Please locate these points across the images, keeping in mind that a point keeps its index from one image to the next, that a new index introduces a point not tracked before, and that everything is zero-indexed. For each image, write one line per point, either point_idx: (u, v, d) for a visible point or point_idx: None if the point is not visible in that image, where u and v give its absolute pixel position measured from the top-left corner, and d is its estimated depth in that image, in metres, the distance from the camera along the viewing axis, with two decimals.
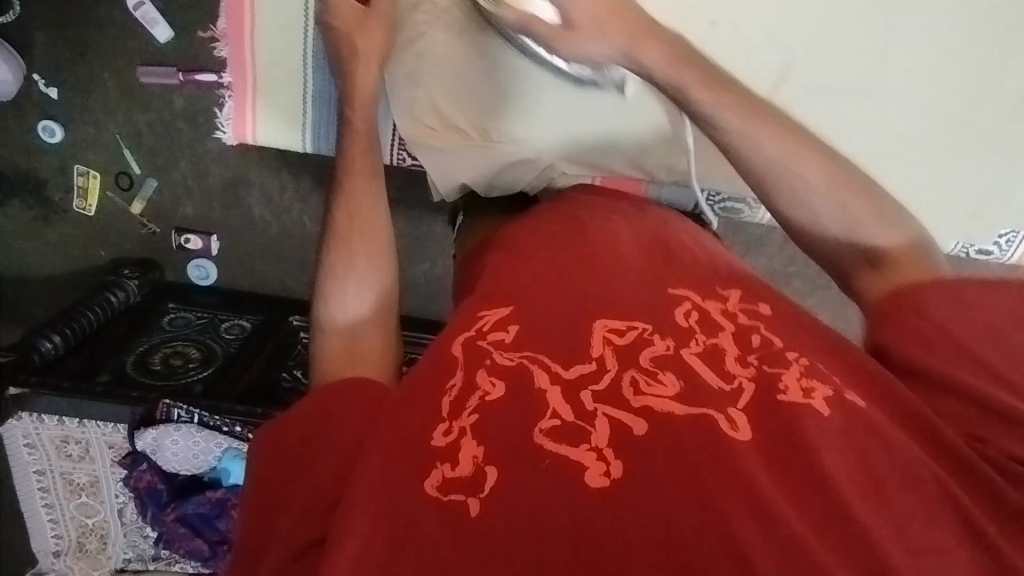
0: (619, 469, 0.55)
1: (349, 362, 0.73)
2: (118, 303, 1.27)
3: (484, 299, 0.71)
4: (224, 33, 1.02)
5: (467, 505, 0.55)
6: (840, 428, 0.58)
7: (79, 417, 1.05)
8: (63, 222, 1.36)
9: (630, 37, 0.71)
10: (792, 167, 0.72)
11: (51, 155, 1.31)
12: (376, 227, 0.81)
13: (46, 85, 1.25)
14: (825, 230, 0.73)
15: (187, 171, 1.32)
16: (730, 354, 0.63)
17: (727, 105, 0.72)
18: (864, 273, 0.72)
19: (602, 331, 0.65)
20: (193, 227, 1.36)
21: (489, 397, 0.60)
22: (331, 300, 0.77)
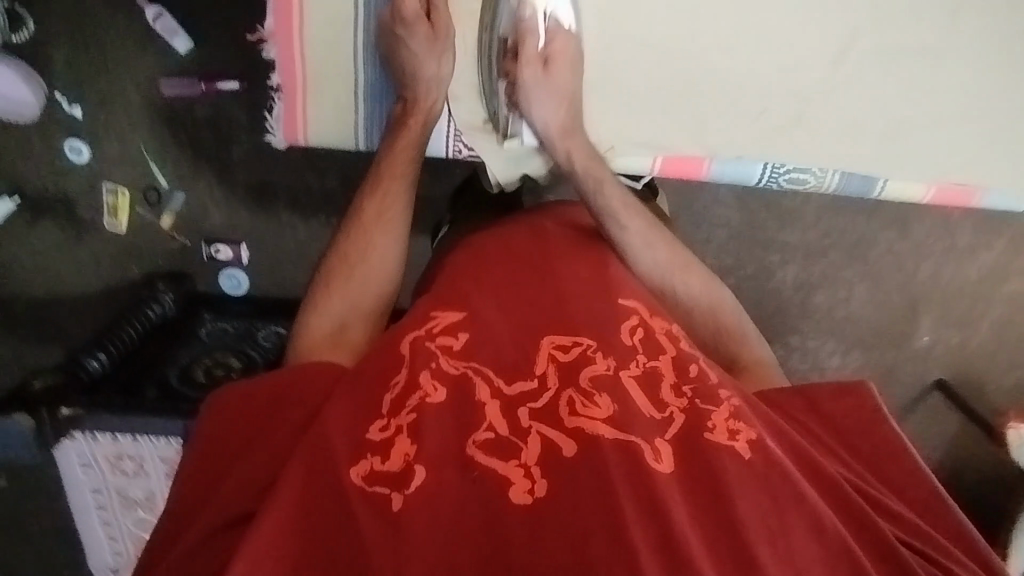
0: (542, 488, 0.58)
1: (326, 345, 0.79)
2: (156, 318, 1.28)
3: (439, 300, 0.76)
4: (271, 33, 1.01)
5: (390, 499, 0.59)
6: (751, 470, 0.60)
7: (132, 432, 1.05)
8: (92, 240, 1.36)
9: (563, 127, 0.93)
10: (669, 275, 0.88)
11: (79, 173, 1.30)
12: (390, 226, 0.88)
13: (69, 103, 1.24)
14: (692, 328, 0.88)
15: (213, 180, 1.31)
16: (667, 381, 0.68)
17: (632, 213, 0.89)
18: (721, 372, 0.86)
19: (548, 347, 0.69)
20: (223, 237, 1.36)
21: (429, 399, 0.65)
22: (334, 285, 0.84)
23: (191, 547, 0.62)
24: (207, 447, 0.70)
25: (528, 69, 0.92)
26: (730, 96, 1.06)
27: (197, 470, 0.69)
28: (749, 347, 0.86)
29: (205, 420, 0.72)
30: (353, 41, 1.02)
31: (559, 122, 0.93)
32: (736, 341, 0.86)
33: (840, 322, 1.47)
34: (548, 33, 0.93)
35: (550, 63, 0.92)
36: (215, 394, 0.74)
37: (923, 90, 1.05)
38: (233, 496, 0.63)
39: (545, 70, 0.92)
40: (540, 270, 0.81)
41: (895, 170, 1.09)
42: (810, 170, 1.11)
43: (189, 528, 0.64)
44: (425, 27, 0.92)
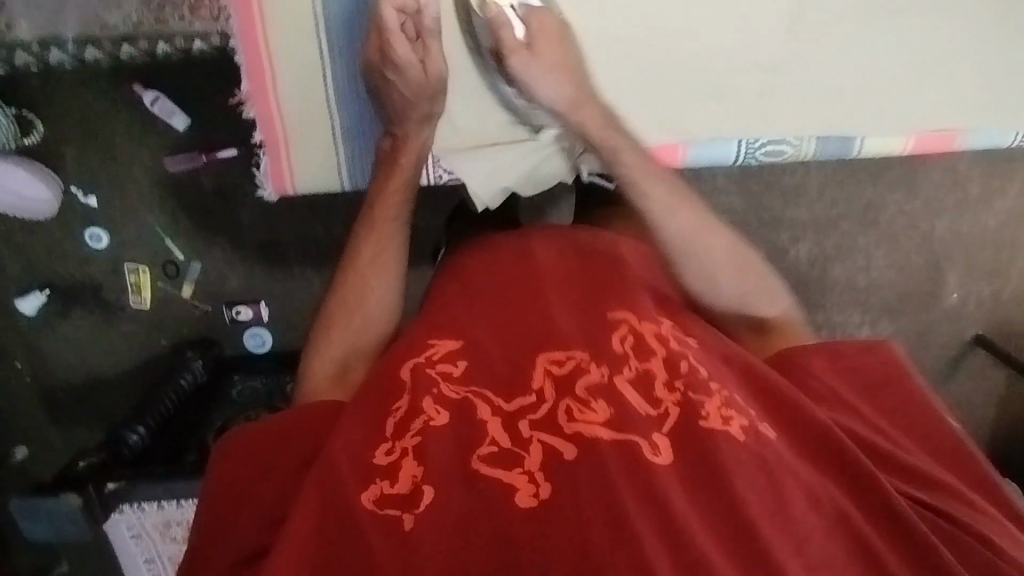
0: (546, 491, 0.60)
1: (333, 380, 0.86)
2: (188, 386, 1.33)
3: (435, 327, 0.79)
4: (248, 94, 1.03)
5: (402, 519, 0.60)
6: (751, 455, 0.64)
7: (176, 498, 1.08)
8: (122, 320, 1.41)
9: (573, 100, 0.92)
10: (702, 243, 0.88)
11: (101, 258, 1.36)
12: (382, 272, 0.91)
13: (84, 194, 1.31)
14: (725, 292, 0.89)
15: (226, 246, 1.36)
16: (659, 379, 0.70)
17: (664, 185, 0.90)
18: (745, 330, 0.92)
19: (544, 363, 0.72)
20: (242, 299, 1.40)
21: (433, 422, 0.67)
22: (335, 328, 0.88)
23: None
24: (221, 487, 0.71)
25: (515, 55, 0.92)
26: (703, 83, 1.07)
27: (215, 511, 0.70)
28: (768, 307, 0.91)
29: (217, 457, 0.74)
30: (325, 87, 1.04)
31: (572, 97, 0.92)
32: (758, 305, 0.91)
33: (864, 292, 1.45)
34: (525, 14, 0.94)
35: (534, 45, 0.93)
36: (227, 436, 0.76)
37: (904, 50, 1.05)
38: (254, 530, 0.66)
39: (532, 53, 0.92)
40: (534, 285, 0.83)
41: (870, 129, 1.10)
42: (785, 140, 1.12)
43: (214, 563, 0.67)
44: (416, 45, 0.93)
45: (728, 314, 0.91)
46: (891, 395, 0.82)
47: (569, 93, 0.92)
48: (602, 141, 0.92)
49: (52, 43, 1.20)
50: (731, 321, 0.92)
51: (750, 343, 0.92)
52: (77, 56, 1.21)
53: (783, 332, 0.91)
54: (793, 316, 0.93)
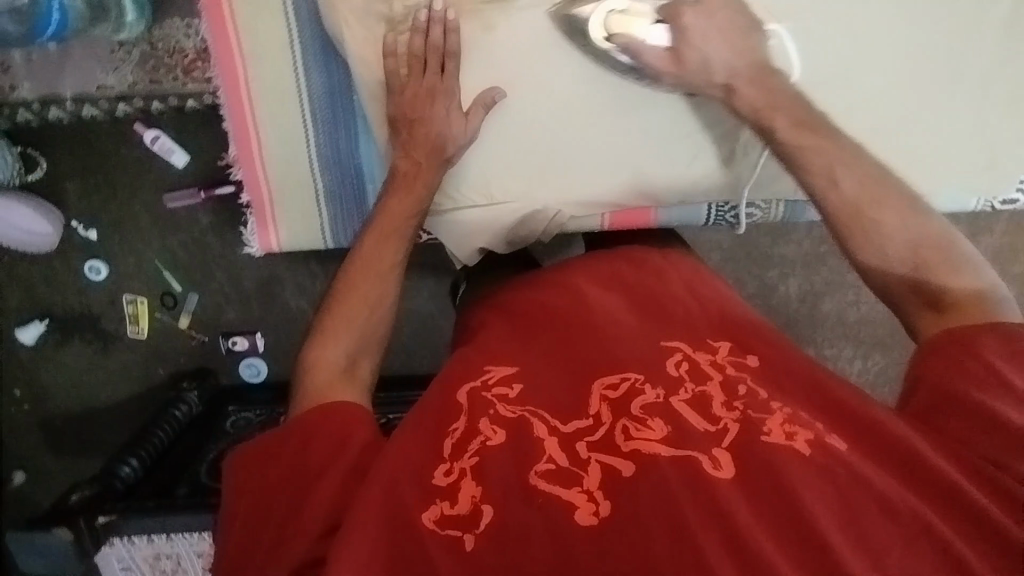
0: (606, 509, 0.56)
1: (335, 383, 0.70)
2: (183, 416, 1.36)
3: (493, 355, 0.72)
4: (236, 159, 1.06)
5: (462, 540, 0.56)
6: (818, 470, 0.58)
7: (166, 531, 1.11)
8: (120, 349, 1.43)
9: (727, 88, 0.83)
10: (867, 209, 0.73)
11: (100, 290, 1.39)
12: (388, 273, 0.79)
13: (85, 228, 1.34)
14: (890, 263, 0.72)
15: (223, 279, 1.39)
16: (717, 398, 0.63)
17: (806, 140, 0.78)
18: (920, 312, 0.70)
19: (598, 388, 0.65)
20: (238, 330, 1.43)
21: (489, 442, 0.62)
22: (340, 323, 0.74)
23: None
24: (250, 501, 0.63)
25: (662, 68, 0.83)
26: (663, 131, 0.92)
27: (245, 528, 0.62)
28: (962, 278, 0.69)
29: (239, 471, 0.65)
30: (308, 152, 1.06)
31: (740, 73, 0.82)
32: (944, 277, 0.70)
33: (853, 327, 1.45)
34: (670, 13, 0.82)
35: (681, 54, 0.82)
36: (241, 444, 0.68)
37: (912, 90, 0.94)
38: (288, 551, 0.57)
39: (678, 62, 0.83)
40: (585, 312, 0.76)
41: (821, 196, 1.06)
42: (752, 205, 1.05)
43: None
44: (434, 74, 0.84)
45: (904, 294, 0.72)
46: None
47: (738, 69, 0.82)
48: (758, 120, 0.81)
49: (51, 102, 1.18)
50: (907, 302, 0.71)
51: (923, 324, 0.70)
52: (74, 113, 1.20)
53: (980, 308, 0.68)
54: (997, 297, 0.68)
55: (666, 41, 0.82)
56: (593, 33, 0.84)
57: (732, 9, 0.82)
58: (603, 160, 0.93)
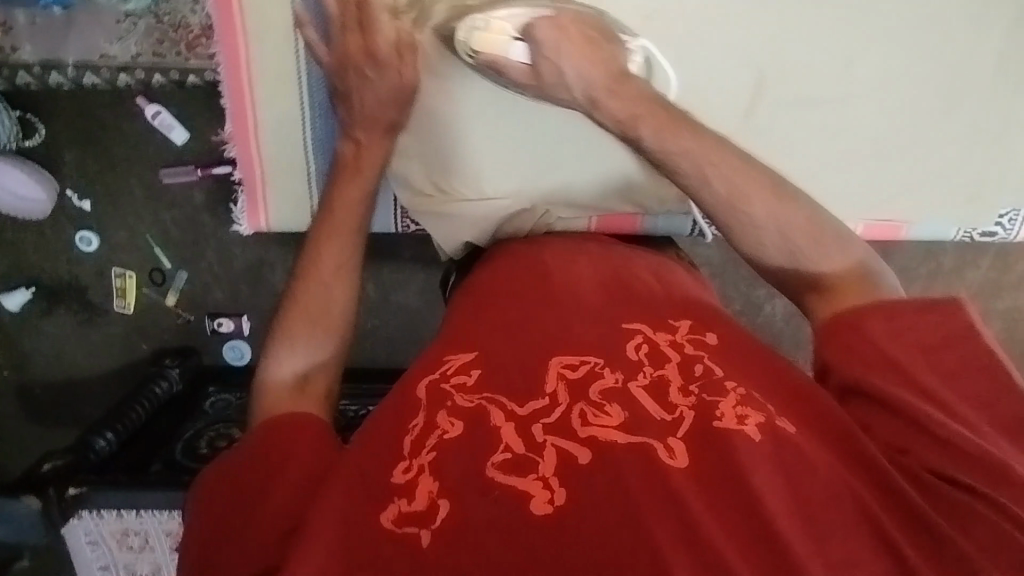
0: (561, 497, 0.54)
1: (289, 399, 0.70)
2: (162, 394, 1.35)
3: (454, 344, 0.71)
4: (231, 135, 1.06)
5: (417, 536, 0.52)
6: (767, 453, 0.57)
7: (137, 508, 1.11)
8: (105, 322, 1.43)
9: (590, 97, 0.74)
10: (738, 207, 0.72)
11: (90, 261, 1.39)
12: (345, 276, 0.78)
13: (79, 198, 1.34)
14: (771, 259, 0.73)
15: (214, 259, 1.39)
16: (674, 384, 0.62)
17: (670, 136, 0.72)
18: (812, 299, 0.72)
19: (556, 366, 0.65)
20: (225, 311, 1.43)
21: (447, 435, 0.59)
22: (295, 336, 0.74)
23: None
24: (214, 518, 0.62)
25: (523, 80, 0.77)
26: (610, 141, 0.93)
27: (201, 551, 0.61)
28: (834, 258, 0.71)
29: (205, 489, 0.65)
30: (304, 134, 1.06)
31: (597, 87, 0.74)
32: (822, 260, 0.71)
33: None
34: (534, 25, 0.75)
35: (539, 66, 0.75)
36: (211, 466, 0.67)
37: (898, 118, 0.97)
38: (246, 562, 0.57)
39: (535, 74, 0.76)
40: (547, 291, 0.76)
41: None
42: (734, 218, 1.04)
43: None
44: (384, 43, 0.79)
45: (792, 280, 0.73)
46: (951, 356, 0.62)
47: (594, 83, 0.74)
48: (623, 131, 0.74)
49: (52, 67, 1.16)
50: (795, 286, 0.73)
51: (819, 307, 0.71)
52: (73, 80, 1.17)
53: (857, 285, 0.70)
54: (871, 270, 0.71)
55: (527, 58, 0.76)
56: (461, 47, 0.80)
57: (583, 26, 0.76)
58: (569, 160, 0.93)
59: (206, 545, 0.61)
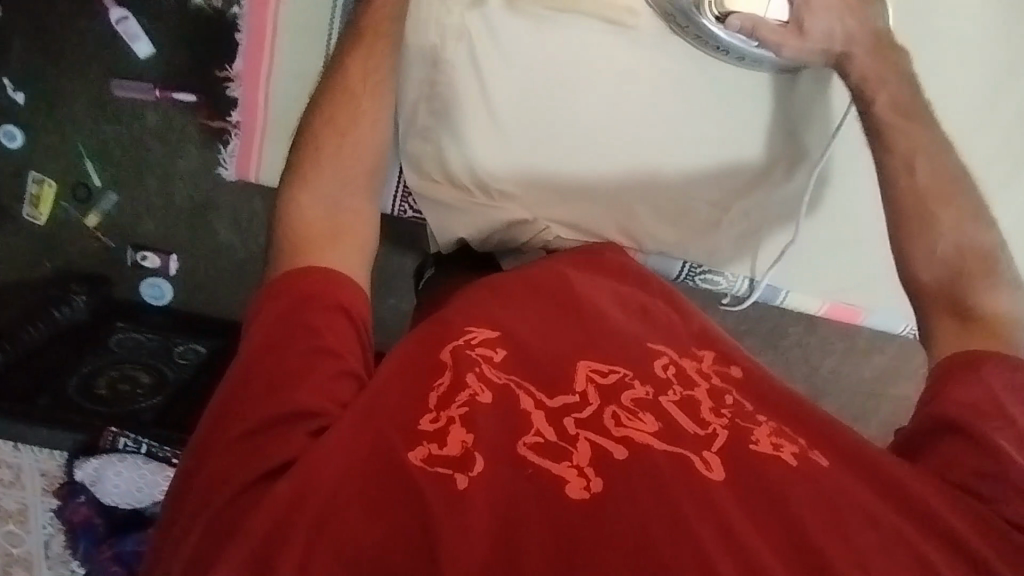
0: (599, 486, 0.48)
1: (322, 237, 0.63)
2: (61, 319, 1.21)
3: (477, 315, 0.63)
4: (239, 74, 0.94)
5: (453, 478, 0.48)
6: (808, 482, 0.52)
7: (15, 442, 1.04)
8: (13, 230, 1.29)
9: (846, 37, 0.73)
10: (943, 197, 0.73)
11: (8, 160, 1.24)
12: (379, 93, 0.71)
13: (13, 89, 1.20)
14: (941, 259, 0.72)
15: (153, 188, 1.27)
16: (704, 404, 0.58)
17: (910, 128, 0.74)
18: (949, 324, 0.70)
19: (584, 370, 0.59)
20: (153, 245, 1.30)
21: (479, 399, 0.54)
22: (322, 154, 0.67)
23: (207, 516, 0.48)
24: (234, 380, 0.55)
25: (786, 46, 0.73)
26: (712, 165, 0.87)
27: (213, 408, 0.54)
28: (1000, 298, 0.70)
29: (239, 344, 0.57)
30: None
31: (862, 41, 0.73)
32: (982, 290, 0.70)
33: None
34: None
35: (804, 26, 0.72)
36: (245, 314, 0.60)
37: None
38: (268, 449, 0.50)
39: (800, 32, 0.72)
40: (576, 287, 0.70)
41: (800, 282, 0.93)
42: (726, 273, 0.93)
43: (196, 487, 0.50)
44: None
45: (933, 291, 0.72)
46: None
47: (859, 35, 0.73)
48: (860, 91, 0.74)
49: None
50: (936, 305, 0.71)
51: (943, 334, 0.70)
52: None
53: (1002, 331, 0.68)
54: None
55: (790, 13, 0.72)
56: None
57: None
58: (637, 182, 0.87)
59: (215, 414, 0.53)
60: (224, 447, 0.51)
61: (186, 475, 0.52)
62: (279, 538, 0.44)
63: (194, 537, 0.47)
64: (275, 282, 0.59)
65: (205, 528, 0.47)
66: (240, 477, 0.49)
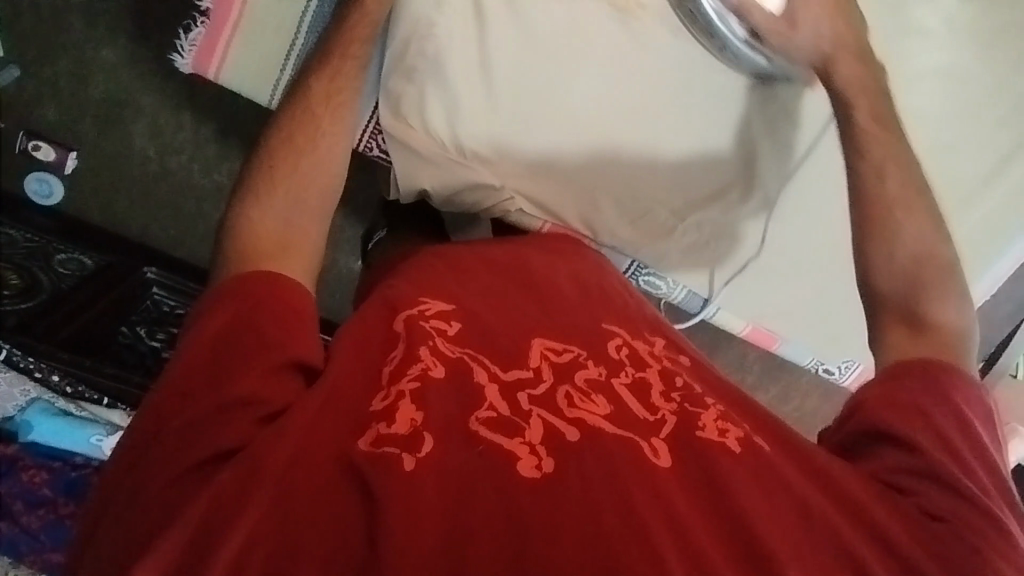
0: (550, 466, 0.48)
1: (271, 248, 0.59)
2: None
3: (424, 287, 0.64)
4: None
5: (401, 460, 0.47)
6: (745, 468, 0.53)
7: None
8: None
9: None
10: (896, 204, 0.70)
11: None
12: (343, 114, 0.67)
13: None
14: (882, 265, 0.70)
15: (63, 71, 1.12)
16: (655, 387, 0.59)
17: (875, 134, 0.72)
18: (896, 331, 0.68)
19: (539, 348, 0.59)
20: (52, 136, 1.15)
21: (431, 373, 0.54)
22: (275, 173, 0.63)
23: (137, 515, 0.45)
24: (173, 378, 0.51)
25: None
26: (683, 180, 0.87)
27: (151, 403, 0.51)
28: (944, 311, 0.67)
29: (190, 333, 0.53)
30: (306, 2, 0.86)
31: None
32: (931, 301, 0.67)
33: None
34: None
35: None
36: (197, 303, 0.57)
37: (953, 161, 0.89)
38: (213, 433, 0.48)
39: None
40: (534, 278, 0.70)
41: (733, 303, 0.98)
42: (665, 279, 0.97)
43: (132, 497, 0.47)
44: None
45: (886, 299, 0.69)
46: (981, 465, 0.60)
47: None
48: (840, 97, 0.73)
49: None
50: (884, 312, 0.70)
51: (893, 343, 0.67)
52: None
53: (950, 343, 0.66)
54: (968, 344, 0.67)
55: None
56: None
57: None
58: (613, 176, 0.86)
59: (151, 412, 0.50)
60: (156, 449, 0.48)
61: (121, 476, 0.49)
62: (221, 521, 0.43)
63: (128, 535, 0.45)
64: (235, 278, 0.56)
65: (140, 506, 0.46)
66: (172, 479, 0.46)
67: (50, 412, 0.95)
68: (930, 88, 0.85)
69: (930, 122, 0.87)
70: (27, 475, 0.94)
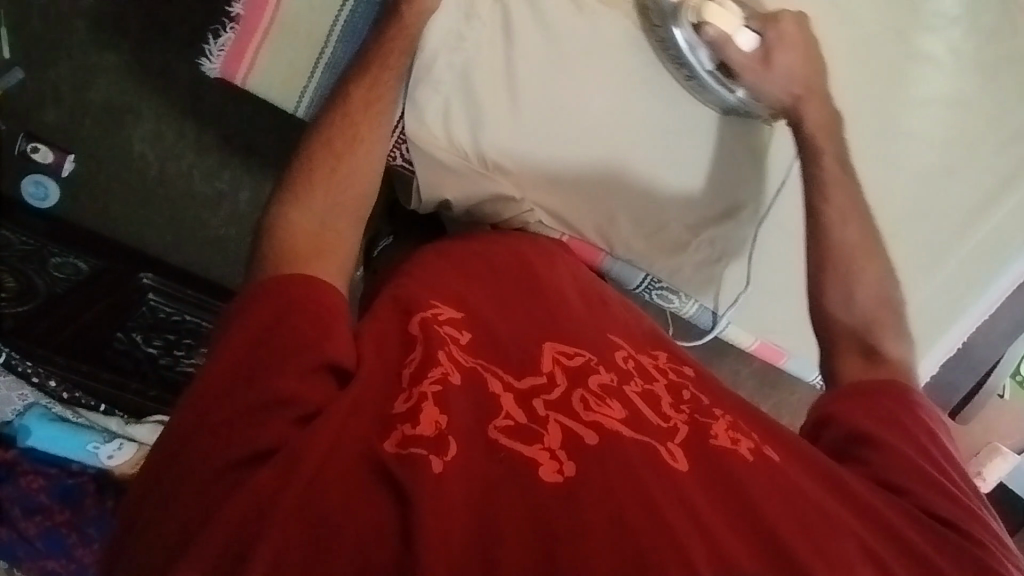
0: (572, 470, 0.48)
1: (312, 251, 0.60)
2: None
3: (440, 291, 0.65)
4: None
5: (428, 461, 0.46)
6: (758, 476, 0.54)
7: None
8: None
9: None
10: (860, 254, 0.80)
11: None
12: (376, 117, 0.67)
13: None
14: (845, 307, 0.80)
15: (65, 75, 1.11)
16: (664, 399, 0.59)
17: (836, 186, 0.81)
18: (849, 363, 0.77)
19: (550, 351, 0.60)
20: (49, 139, 1.13)
21: (449, 377, 0.53)
22: (315, 175, 0.64)
23: (180, 515, 0.46)
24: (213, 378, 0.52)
25: None
26: (691, 196, 0.89)
27: (189, 403, 0.51)
28: (892, 347, 0.78)
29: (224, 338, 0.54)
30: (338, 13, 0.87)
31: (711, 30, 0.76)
32: (883, 339, 0.78)
33: None
34: None
35: None
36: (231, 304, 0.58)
37: (957, 180, 0.93)
38: (252, 431, 0.48)
39: None
40: (546, 287, 0.71)
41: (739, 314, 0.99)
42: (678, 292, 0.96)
43: (174, 492, 0.48)
44: None
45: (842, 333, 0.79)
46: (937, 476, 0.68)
47: None
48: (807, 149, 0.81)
49: None
50: (840, 348, 0.79)
51: (850, 371, 0.76)
52: None
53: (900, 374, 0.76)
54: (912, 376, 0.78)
55: None
56: None
57: None
58: (631, 188, 0.87)
59: (192, 409, 0.51)
60: (194, 447, 0.49)
61: (158, 474, 0.49)
62: (254, 524, 0.43)
63: (173, 531, 0.46)
64: (276, 280, 0.57)
65: (180, 502, 0.47)
66: (218, 477, 0.47)
67: (48, 416, 0.92)
68: (934, 111, 0.89)
69: (936, 143, 0.90)
70: (25, 481, 0.90)
